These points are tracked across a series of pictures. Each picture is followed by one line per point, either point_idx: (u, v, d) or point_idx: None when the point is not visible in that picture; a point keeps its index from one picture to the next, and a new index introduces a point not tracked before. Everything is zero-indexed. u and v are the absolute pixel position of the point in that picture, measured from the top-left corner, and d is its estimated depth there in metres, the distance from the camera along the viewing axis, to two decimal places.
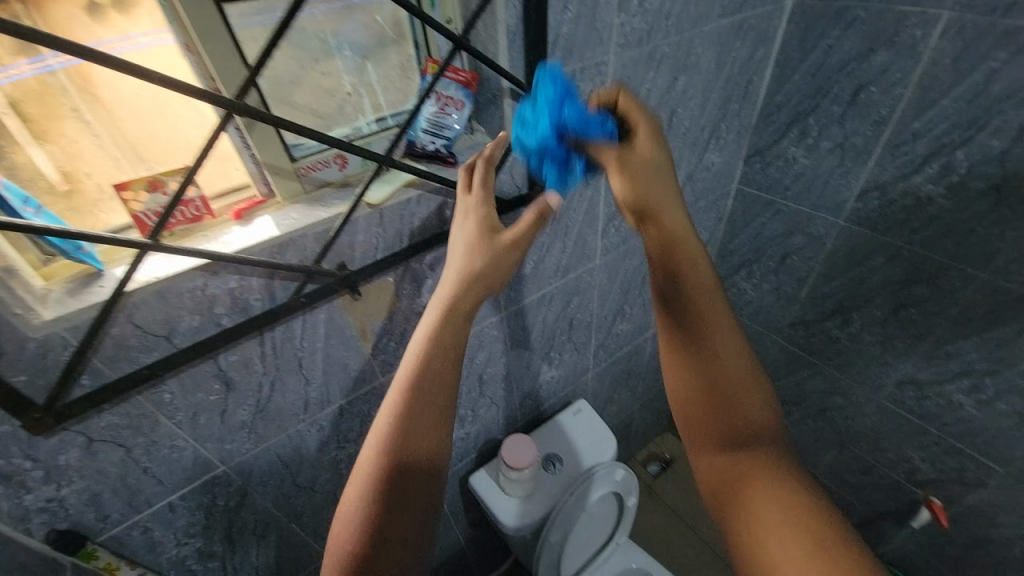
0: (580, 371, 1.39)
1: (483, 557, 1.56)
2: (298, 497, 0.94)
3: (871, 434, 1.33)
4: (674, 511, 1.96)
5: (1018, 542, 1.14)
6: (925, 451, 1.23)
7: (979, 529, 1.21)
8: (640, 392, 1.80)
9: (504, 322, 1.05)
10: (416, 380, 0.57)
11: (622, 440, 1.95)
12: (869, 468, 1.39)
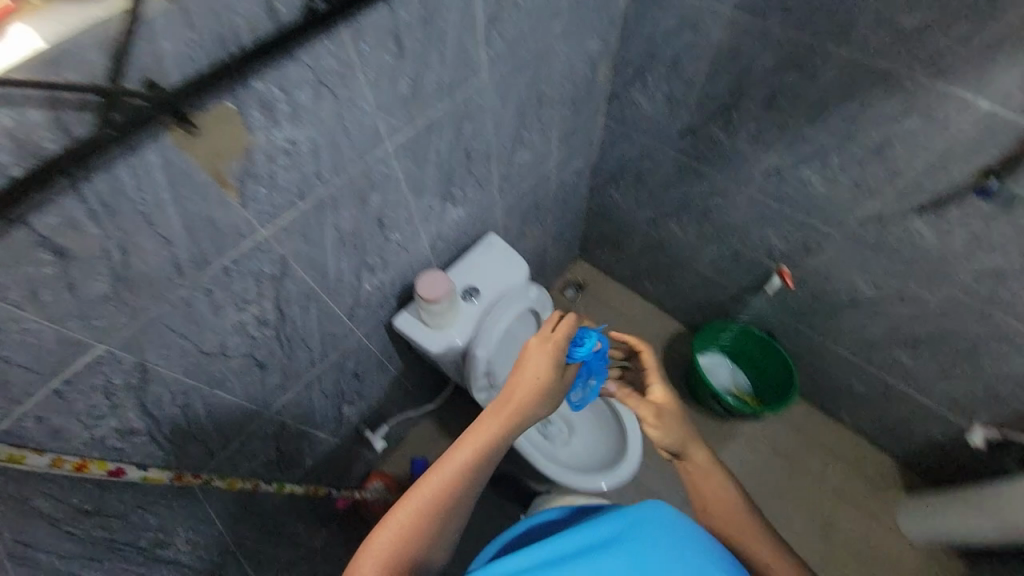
0: (488, 207, 1.38)
1: (423, 388, 1.73)
2: (212, 365, 0.92)
3: (743, 225, 1.53)
4: (590, 324, 2.25)
5: (849, 294, 1.43)
6: (783, 232, 1.45)
7: (817, 287, 1.50)
8: (551, 224, 1.86)
9: (394, 156, 0.96)
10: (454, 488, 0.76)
11: (539, 271, 2.09)
12: (739, 255, 1.63)
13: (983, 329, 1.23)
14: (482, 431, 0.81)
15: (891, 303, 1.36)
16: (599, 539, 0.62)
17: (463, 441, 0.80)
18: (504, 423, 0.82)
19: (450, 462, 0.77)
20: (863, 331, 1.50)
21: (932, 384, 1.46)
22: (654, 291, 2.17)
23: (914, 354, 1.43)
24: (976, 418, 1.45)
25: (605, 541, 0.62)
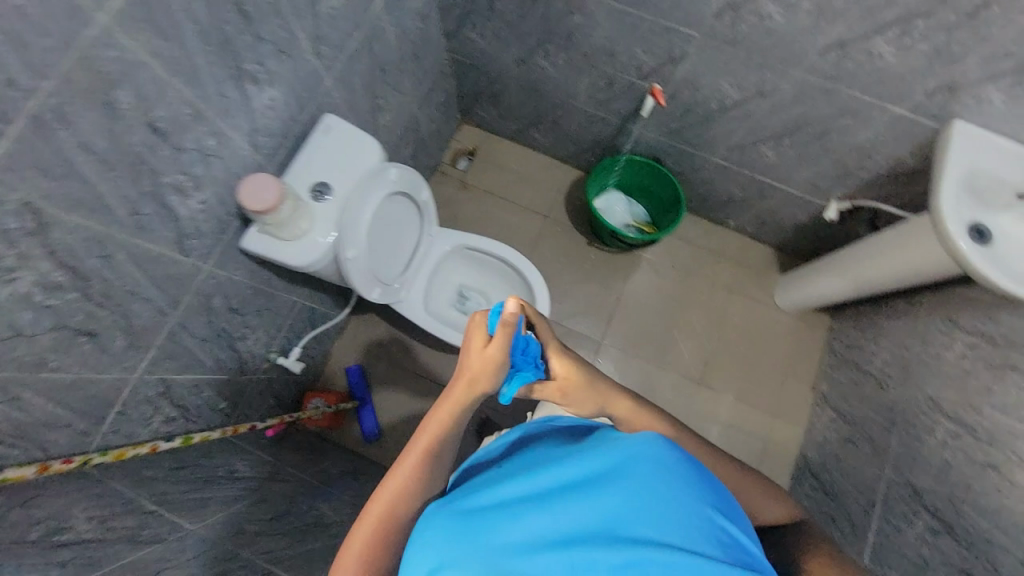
0: (313, 81, 1.15)
1: (326, 299, 1.65)
2: (16, 350, 0.78)
3: (607, 43, 1.41)
4: (489, 191, 2.16)
5: (714, 99, 1.42)
6: (644, 42, 1.35)
7: (688, 98, 1.46)
8: (410, 88, 1.63)
9: (120, 31, 0.72)
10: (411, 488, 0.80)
11: (418, 146, 1.91)
12: (612, 81, 1.53)
13: (830, 108, 1.27)
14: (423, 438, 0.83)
15: (753, 99, 1.36)
16: (591, 473, 0.65)
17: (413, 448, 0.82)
18: (447, 421, 0.84)
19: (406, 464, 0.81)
20: (733, 134, 1.52)
21: (794, 172, 1.56)
22: (544, 141, 2.07)
23: (776, 146, 1.49)
24: (834, 194, 1.57)
25: (594, 477, 0.64)
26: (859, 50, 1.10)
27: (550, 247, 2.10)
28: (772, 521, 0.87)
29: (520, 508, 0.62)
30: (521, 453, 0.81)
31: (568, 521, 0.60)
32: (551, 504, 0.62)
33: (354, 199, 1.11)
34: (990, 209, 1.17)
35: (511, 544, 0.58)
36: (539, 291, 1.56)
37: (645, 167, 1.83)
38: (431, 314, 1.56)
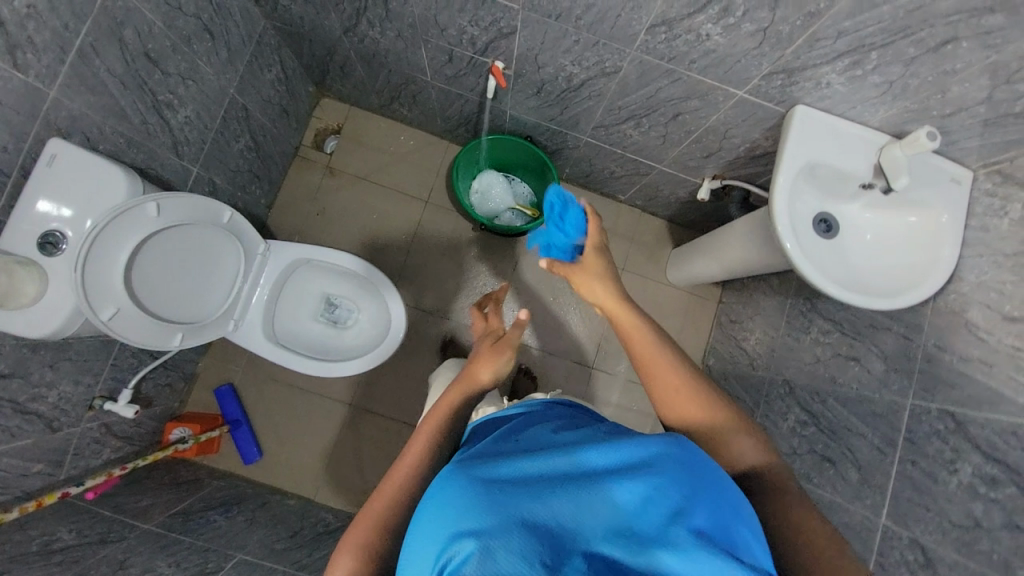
0: (27, 97, 0.89)
1: None
2: None
3: (429, 14, 1.17)
4: (359, 176, 1.92)
5: (565, 78, 1.23)
6: (466, 13, 1.12)
7: (536, 77, 1.27)
8: (217, 72, 1.35)
9: None
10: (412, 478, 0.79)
11: (259, 134, 1.64)
12: (451, 56, 1.31)
13: (676, 89, 1.12)
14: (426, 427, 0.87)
15: (600, 77, 1.18)
16: (619, 463, 0.60)
17: (412, 447, 0.83)
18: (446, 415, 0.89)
19: (401, 466, 0.80)
20: (593, 115, 1.36)
21: (662, 150, 1.42)
22: (413, 116, 1.83)
23: (637, 126, 1.34)
24: (706, 175, 1.47)
25: (624, 467, 0.59)
26: (687, 28, 0.93)
27: (433, 234, 1.93)
28: (739, 463, 0.77)
29: (546, 487, 0.58)
30: (534, 426, 0.75)
31: (598, 512, 0.55)
32: (577, 489, 0.57)
33: (88, 251, 0.90)
34: (836, 199, 1.11)
35: (534, 518, 0.54)
36: (395, 306, 1.43)
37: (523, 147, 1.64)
38: (276, 335, 1.40)
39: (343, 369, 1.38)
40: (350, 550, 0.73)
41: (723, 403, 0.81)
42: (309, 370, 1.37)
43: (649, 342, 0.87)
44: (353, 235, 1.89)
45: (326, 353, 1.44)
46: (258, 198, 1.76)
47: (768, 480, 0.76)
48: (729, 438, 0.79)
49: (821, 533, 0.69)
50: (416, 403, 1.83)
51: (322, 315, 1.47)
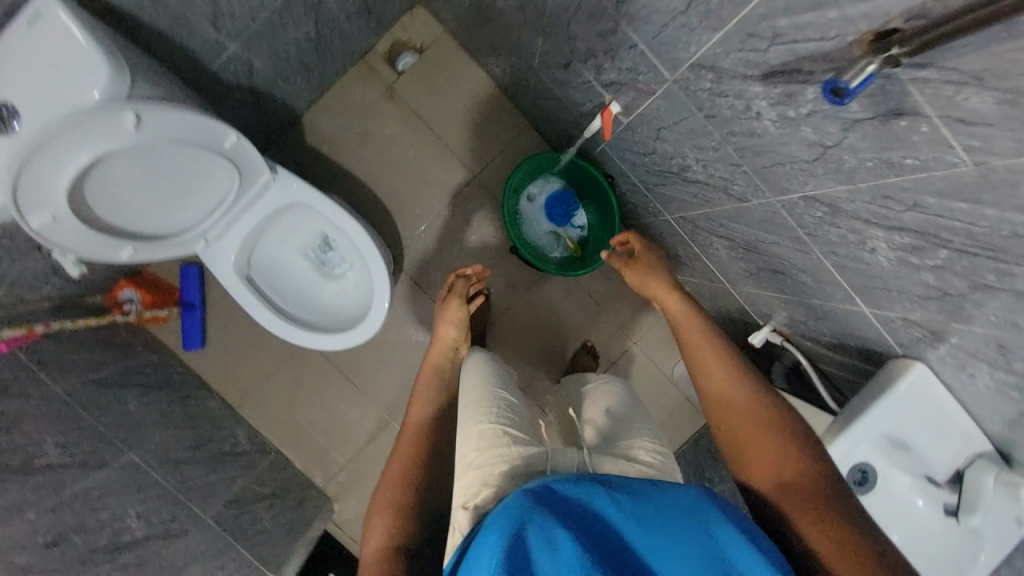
0: None
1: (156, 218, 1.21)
2: None
3: (564, 13, 0.91)
4: (418, 115, 1.64)
5: (679, 164, 0.99)
6: (606, 42, 0.86)
7: (648, 143, 1.02)
8: None
9: None
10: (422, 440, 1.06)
11: (331, 26, 1.38)
12: (568, 65, 1.04)
13: (794, 255, 0.90)
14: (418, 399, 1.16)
15: (715, 191, 0.95)
16: (666, 505, 0.62)
17: (408, 429, 1.08)
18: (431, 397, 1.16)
19: (399, 451, 1.03)
20: (688, 209, 1.12)
21: (741, 281, 1.19)
22: (503, 79, 1.54)
23: (728, 248, 1.10)
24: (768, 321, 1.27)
25: (667, 512, 0.61)
26: (848, 223, 0.73)
27: (464, 214, 1.67)
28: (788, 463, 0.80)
29: (592, 524, 0.59)
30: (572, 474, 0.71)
31: (639, 552, 0.58)
32: (623, 528, 0.59)
33: (28, 156, 0.75)
34: (901, 457, 0.94)
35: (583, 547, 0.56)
36: (377, 282, 1.24)
37: (604, 191, 1.43)
38: (266, 291, 1.28)
39: (322, 342, 1.25)
40: (383, 519, 0.92)
41: (775, 412, 0.87)
42: (290, 337, 1.25)
43: (703, 333, 1.00)
44: (383, 174, 1.64)
45: (315, 319, 1.31)
46: (300, 91, 1.52)
47: (810, 486, 0.77)
48: (773, 440, 0.83)
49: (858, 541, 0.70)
50: (370, 373, 1.72)
51: (316, 276, 1.34)
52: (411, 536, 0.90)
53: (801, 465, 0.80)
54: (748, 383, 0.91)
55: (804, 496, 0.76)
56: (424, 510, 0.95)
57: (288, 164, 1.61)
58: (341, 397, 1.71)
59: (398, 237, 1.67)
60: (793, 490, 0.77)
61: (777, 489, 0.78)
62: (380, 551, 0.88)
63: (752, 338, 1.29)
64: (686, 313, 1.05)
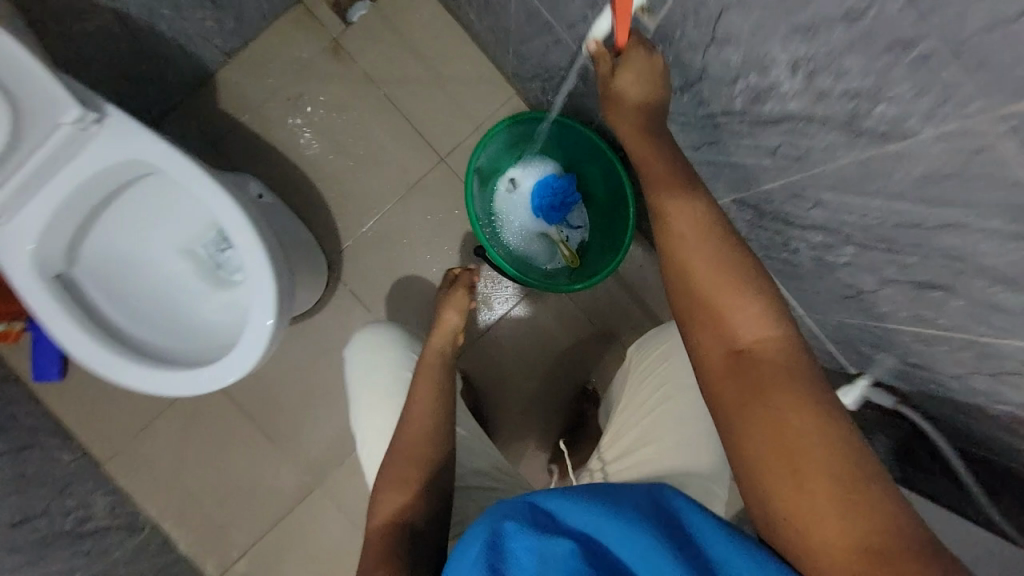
0: None
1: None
2: None
3: None
4: (367, 76, 1.23)
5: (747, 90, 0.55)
6: None
7: (689, 61, 0.59)
8: None
9: None
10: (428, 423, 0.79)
11: None
12: None
13: (1000, 248, 0.44)
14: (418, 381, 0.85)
15: (824, 132, 0.50)
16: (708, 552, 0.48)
17: (414, 414, 0.80)
18: (431, 376, 0.85)
19: (408, 427, 0.79)
20: (751, 185, 0.67)
21: (843, 310, 0.72)
22: (480, 26, 1.12)
23: (823, 253, 0.65)
24: (865, 372, 0.83)
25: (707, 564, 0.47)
26: None
27: (426, 208, 1.25)
28: (756, 347, 0.55)
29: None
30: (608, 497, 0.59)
31: None
32: None
33: None
34: None
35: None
36: (254, 279, 0.79)
37: (619, 178, 1.01)
38: (113, 320, 0.85)
39: (180, 383, 0.78)
40: (399, 489, 0.74)
41: (731, 265, 0.57)
42: (132, 382, 0.78)
43: (665, 169, 0.63)
44: (320, 152, 1.23)
45: (187, 354, 0.86)
46: (206, 35, 1.11)
47: (762, 363, 0.54)
48: (720, 296, 0.56)
49: (813, 421, 0.50)
50: (287, 423, 1.24)
51: (198, 296, 0.92)
52: (419, 517, 0.72)
53: (749, 335, 0.55)
54: (729, 260, 0.57)
55: (751, 376, 0.53)
56: (433, 503, 0.74)
57: (194, 135, 1.21)
58: (247, 452, 1.24)
59: (335, 236, 1.24)
60: (740, 364, 0.54)
61: (722, 370, 0.55)
62: (382, 527, 0.71)
63: (841, 396, 0.83)
64: (648, 139, 0.64)
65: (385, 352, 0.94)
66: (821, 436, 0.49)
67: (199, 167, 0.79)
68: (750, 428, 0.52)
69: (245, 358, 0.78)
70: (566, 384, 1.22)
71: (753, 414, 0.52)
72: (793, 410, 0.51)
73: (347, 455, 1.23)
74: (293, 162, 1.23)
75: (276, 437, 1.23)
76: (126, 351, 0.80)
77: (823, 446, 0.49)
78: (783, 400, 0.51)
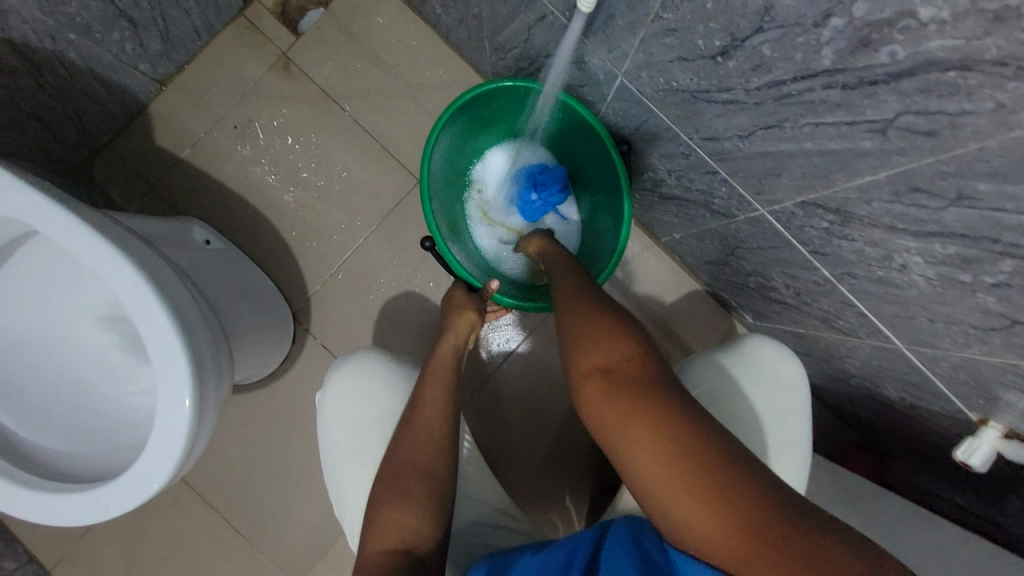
0: None
1: None
2: None
3: None
4: (323, 91, 1.05)
5: (841, 31, 0.35)
6: None
7: (739, 3, 0.39)
8: None
9: None
10: (434, 429, 0.58)
11: None
12: None
13: None
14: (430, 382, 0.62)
15: (995, 86, 0.30)
16: None
17: (425, 417, 0.59)
18: (444, 373, 0.64)
19: (420, 425, 0.59)
20: (835, 182, 0.47)
21: (973, 345, 0.51)
22: (449, 20, 0.95)
23: (953, 270, 0.44)
24: (992, 420, 0.60)
25: None
26: None
27: (404, 239, 1.06)
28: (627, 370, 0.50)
29: None
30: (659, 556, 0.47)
31: None
32: None
33: None
34: None
35: None
36: (161, 365, 0.61)
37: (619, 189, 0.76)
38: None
39: (77, 509, 0.60)
40: (399, 506, 0.54)
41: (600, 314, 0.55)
42: (17, 512, 0.61)
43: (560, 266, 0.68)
44: (275, 185, 1.05)
45: (98, 460, 0.68)
46: (129, 60, 0.94)
47: (629, 378, 0.49)
48: (588, 334, 0.53)
49: (678, 419, 0.46)
50: (255, 509, 1.03)
51: (109, 381, 0.73)
52: (428, 543, 0.53)
53: (613, 356, 0.51)
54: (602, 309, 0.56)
55: (628, 394, 0.48)
56: (439, 524, 0.55)
57: (128, 178, 1.03)
58: (211, 551, 1.02)
59: (300, 281, 1.05)
60: (620, 389, 0.49)
61: (595, 391, 0.50)
62: (378, 557, 0.51)
63: (963, 455, 0.61)
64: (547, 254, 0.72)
65: (382, 386, 0.70)
66: (696, 436, 0.45)
67: (78, 221, 0.60)
68: (633, 445, 0.46)
69: (165, 457, 0.61)
70: (587, 436, 1.01)
71: (628, 430, 0.47)
72: (661, 414, 0.46)
73: (331, 542, 1.02)
74: (244, 199, 1.04)
75: (244, 526, 1.02)
76: (12, 473, 0.61)
77: (689, 446, 0.44)
78: (657, 409, 0.47)
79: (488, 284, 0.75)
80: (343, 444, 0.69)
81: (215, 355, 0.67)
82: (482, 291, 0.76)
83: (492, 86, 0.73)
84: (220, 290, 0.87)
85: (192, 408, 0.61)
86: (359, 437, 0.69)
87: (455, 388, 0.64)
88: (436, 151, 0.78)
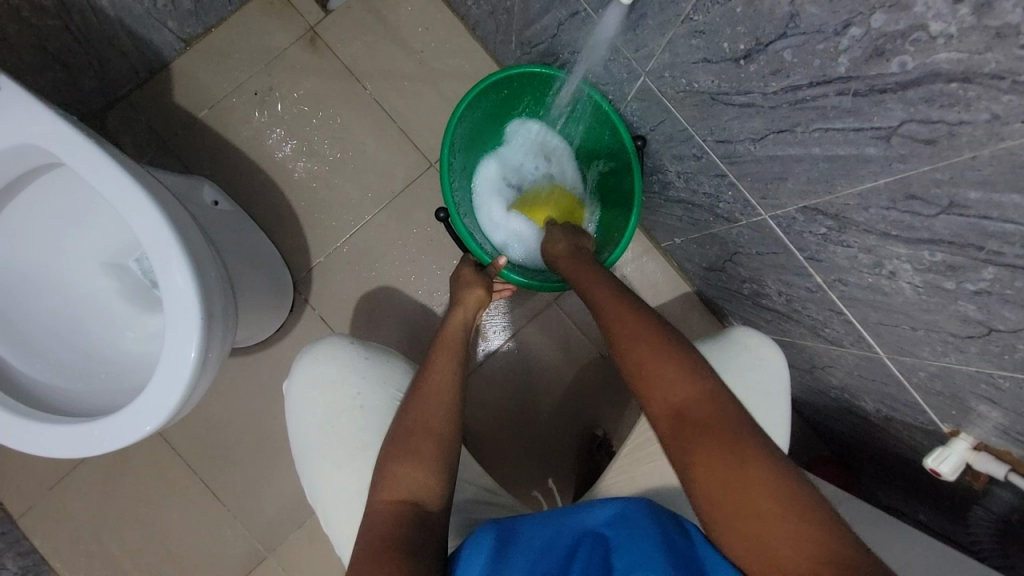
0: None
1: None
2: None
3: None
4: (345, 68, 1.07)
5: (860, 39, 0.38)
6: None
7: (767, 10, 0.43)
8: None
9: None
10: (437, 391, 0.60)
11: None
12: None
13: None
14: (443, 360, 0.64)
15: (991, 98, 0.34)
16: None
17: (434, 382, 0.61)
18: (451, 350, 0.66)
19: (427, 390, 0.61)
20: (836, 188, 0.50)
21: (950, 354, 0.54)
22: (479, 12, 0.98)
23: (939, 277, 0.48)
24: (962, 432, 0.64)
25: None
26: None
27: (412, 220, 1.07)
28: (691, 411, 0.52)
29: None
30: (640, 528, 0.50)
31: None
32: None
33: None
34: None
35: None
36: (173, 309, 0.61)
37: (630, 183, 0.78)
38: (3, 364, 0.66)
39: (71, 443, 0.61)
40: (408, 460, 0.55)
41: (665, 348, 0.55)
42: (9, 440, 0.60)
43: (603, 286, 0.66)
44: (289, 156, 1.06)
45: (107, 399, 0.69)
46: (159, 15, 0.95)
47: (702, 422, 0.51)
48: (661, 377, 0.54)
49: (763, 466, 0.47)
50: (233, 475, 1.02)
51: (110, 324, 0.73)
52: (435, 499, 0.54)
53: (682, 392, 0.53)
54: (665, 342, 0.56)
55: (699, 438, 0.50)
56: (447, 480, 0.56)
57: (143, 131, 1.03)
58: (186, 514, 1.01)
59: (304, 251, 1.06)
60: (693, 436, 0.50)
61: (668, 430, 0.52)
62: (388, 508, 0.53)
63: (934, 462, 0.64)
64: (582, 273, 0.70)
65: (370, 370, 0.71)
66: (773, 476, 0.47)
67: (107, 157, 0.61)
68: (701, 478, 0.49)
69: (163, 403, 0.61)
70: (573, 428, 1.03)
71: (701, 473, 0.49)
72: (740, 455, 0.48)
73: (309, 514, 1.02)
74: (257, 165, 1.05)
75: (221, 492, 1.02)
76: (22, 408, 0.61)
77: (784, 500, 0.46)
78: (727, 452, 0.48)
79: (496, 261, 0.76)
80: (330, 416, 0.69)
81: (225, 308, 0.68)
82: (490, 267, 0.78)
83: (519, 70, 0.76)
84: (226, 248, 0.88)
85: (198, 357, 0.61)
86: (336, 422, 0.69)
87: (465, 362, 0.65)
88: (459, 127, 0.80)
